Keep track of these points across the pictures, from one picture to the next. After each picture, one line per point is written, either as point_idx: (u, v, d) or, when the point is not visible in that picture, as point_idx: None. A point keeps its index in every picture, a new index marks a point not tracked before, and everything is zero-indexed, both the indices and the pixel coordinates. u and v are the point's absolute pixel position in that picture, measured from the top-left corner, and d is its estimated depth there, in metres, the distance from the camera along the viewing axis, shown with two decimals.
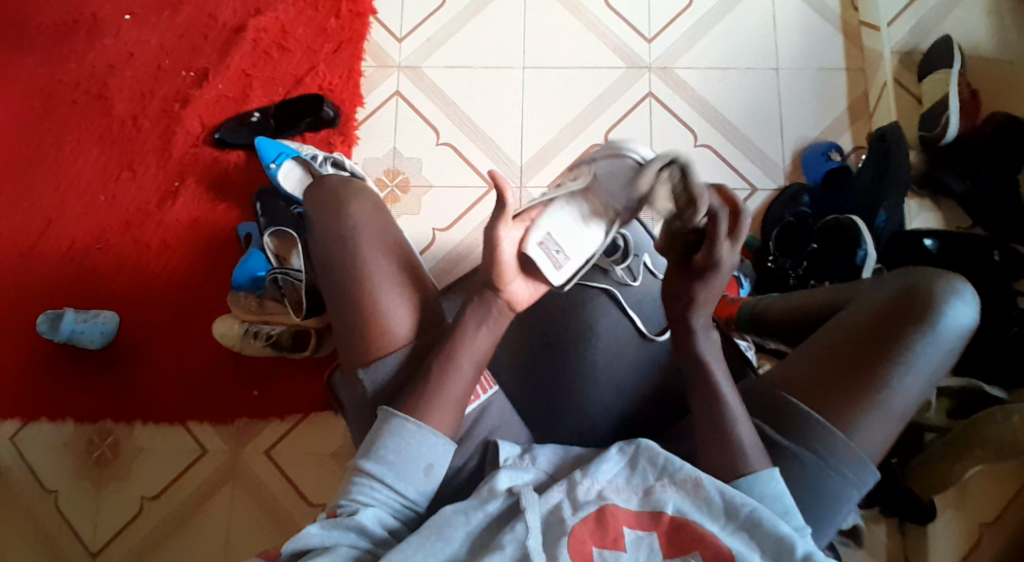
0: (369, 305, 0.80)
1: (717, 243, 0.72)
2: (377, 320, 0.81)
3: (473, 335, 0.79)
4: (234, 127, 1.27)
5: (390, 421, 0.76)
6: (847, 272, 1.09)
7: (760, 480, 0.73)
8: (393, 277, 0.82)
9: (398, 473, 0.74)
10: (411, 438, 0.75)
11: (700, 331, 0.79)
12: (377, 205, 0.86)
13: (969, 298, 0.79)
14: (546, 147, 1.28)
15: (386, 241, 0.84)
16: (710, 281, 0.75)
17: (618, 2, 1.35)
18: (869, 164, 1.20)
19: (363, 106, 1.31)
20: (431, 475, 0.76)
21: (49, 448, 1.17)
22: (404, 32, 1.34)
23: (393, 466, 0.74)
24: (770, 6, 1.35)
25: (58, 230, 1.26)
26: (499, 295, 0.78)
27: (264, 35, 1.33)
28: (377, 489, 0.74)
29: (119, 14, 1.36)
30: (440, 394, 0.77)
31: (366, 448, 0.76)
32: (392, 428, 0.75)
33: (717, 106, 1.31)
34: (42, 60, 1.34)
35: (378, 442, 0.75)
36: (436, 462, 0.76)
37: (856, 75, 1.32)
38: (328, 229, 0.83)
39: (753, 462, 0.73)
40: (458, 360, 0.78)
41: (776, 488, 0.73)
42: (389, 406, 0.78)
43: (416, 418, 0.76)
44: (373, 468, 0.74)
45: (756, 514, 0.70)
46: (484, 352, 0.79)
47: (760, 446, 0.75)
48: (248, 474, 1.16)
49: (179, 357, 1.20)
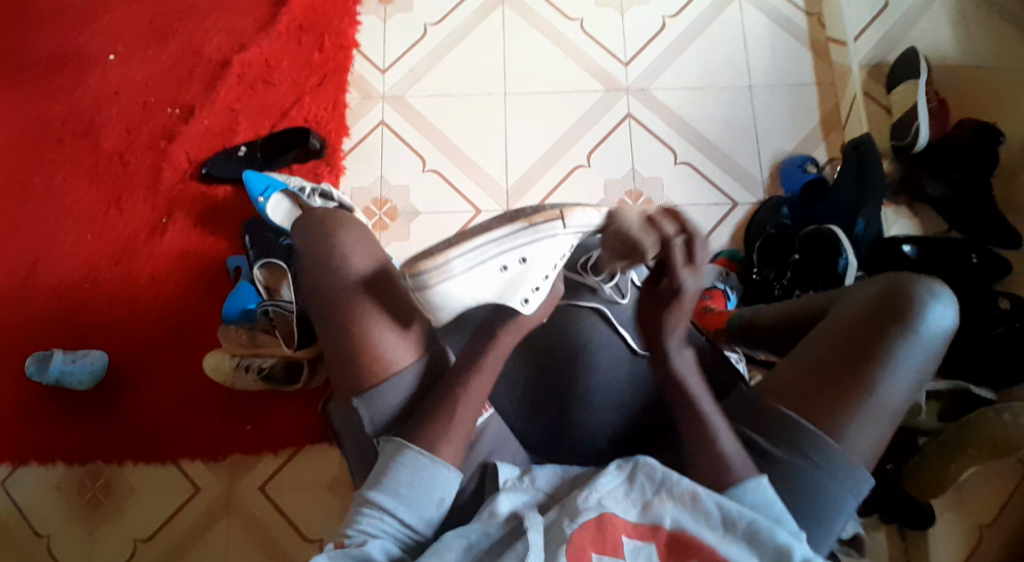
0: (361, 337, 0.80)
1: (677, 271, 0.77)
2: (373, 348, 0.80)
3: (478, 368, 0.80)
4: (221, 161, 1.28)
5: (402, 454, 0.76)
6: (829, 282, 1.12)
7: (749, 488, 0.73)
8: (384, 310, 0.81)
9: (409, 506, 0.75)
10: (424, 472, 0.76)
11: (674, 352, 0.81)
12: (367, 239, 0.86)
13: (949, 300, 0.80)
14: (531, 170, 1.30)
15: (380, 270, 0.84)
16: (678, 308, 0.80)
17: (595, 27, 1.39)
18: (846, 172, 1.23)
19: (348, 136, 1.32)
20: (441, 508, 0.76)
21: (37, 491, 1.15)
22: (387, 63, 1.37)
23: (405, 500, 0.75)
24: (741, 25, 1.39)
25: (45, 269, 1.25)
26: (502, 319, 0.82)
27: (248, 70, 1.35)
28: (385, 521, 0.74)
29: (103, 54, 1.37)
30: (450, 424, 0.77)
31: (375, 480, 0.76)
32: (405, 460, 0.76)
33: (694, 123, 1.34)
34: (26, 101, 1.34)
35: (389, 474, 0.75)
36: (447, 494, 0.76)
37: (828, 89, 1.35)
38: (318, 266, 0.83)
39: (738, 470, 0.74)
40: (467, 394, 0.78)
41: (765, 495, 0.73)
42: (399, 437, 0.78)
43: (429, 451, 0.76)
44: (384, 501, 0.74)
45: (754, 526, 0.71)
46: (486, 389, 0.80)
47: (743, 456, 0.76)
48: (242, 509, 1.14)
49: (170, 395, 1.19)
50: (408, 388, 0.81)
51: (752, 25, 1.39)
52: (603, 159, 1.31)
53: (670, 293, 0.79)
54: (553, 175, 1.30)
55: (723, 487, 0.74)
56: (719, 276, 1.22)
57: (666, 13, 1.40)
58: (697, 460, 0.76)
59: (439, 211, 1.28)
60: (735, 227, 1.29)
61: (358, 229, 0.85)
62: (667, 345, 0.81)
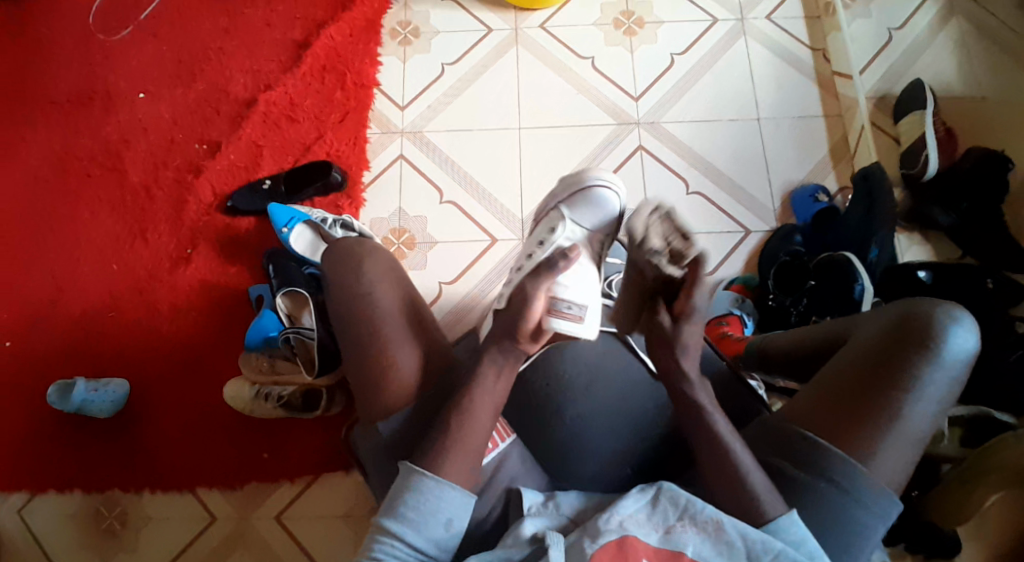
0: (389, 356, 0.81)
1: (695, 289, 0.80)
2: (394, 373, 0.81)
3: (493, 382, 0.80)
4: (247, 194, 1.32)
5: (412, 478, 0.75)
6: (847, 307, 1.10)
7: (782, 525, 0.73)
8: (406, 333, 0.83)
9: (418, 531, 0.73)
10: (432, 496, 0.74)
11: (698, 382, 0.81)
12: (394, 268, 0.88)
13: (967, 324, 0.81)
14: (545, 200, 1.33)
15: (405, 300, 0.86)
16: (687, 328, 0.82)
17: (606, 65, 1.43)
18: (857, 202, 1.25)
19: (369, 169, 1.36)
20: (450, 530, 0.75)
21: (54, 521, 1.15)
22: (406, 101, 1.41)
23: (415, 525, 0.73)
24: (748, 61, 1.43)
25: (71, 298, 1.27)
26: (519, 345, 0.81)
27: (272, 108, 1.39)
28: (396, 546, 0.73)
29: (133, 93, 1.42)
30: (460, 451, 0.76)
31: (389, 507, 0.75)
32: (416, 487, 0.74)
33: (704, 154, 1.37)
34: (58, 138, 1.39)
35: (403, 500, 0.74)
36: (456, 517, 0.75)
37: (835, 120, 1.38)
38: (346, 289, 0.85)
39: (770, 509, 0.73)
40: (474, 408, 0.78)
41: (797, 532, 0.73)
42: (409, 462, 0.77)
43: (433, 472, 0.75)
44: (396, 527, 0.73)
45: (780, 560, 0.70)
46: (495, 404, 0.79)
47: (772, 489, 0.75)
48: (258, 540, 1.14)
49: (189, 425, 1.19)
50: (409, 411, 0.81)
51: (759, 61, 1.43)
52: None
53: (681, 311, 0.82)
54: None
55: (747, 509, 0.73)
56: (735, 303, 1.24)
57: (674, 50, 1.44)
58: (725, 478, 0.75)
59: (457, 240, 1.30)
60: (750, 253, 1.30)
61: (387, 260, 0.87)
62: (684, 366, 0.81)
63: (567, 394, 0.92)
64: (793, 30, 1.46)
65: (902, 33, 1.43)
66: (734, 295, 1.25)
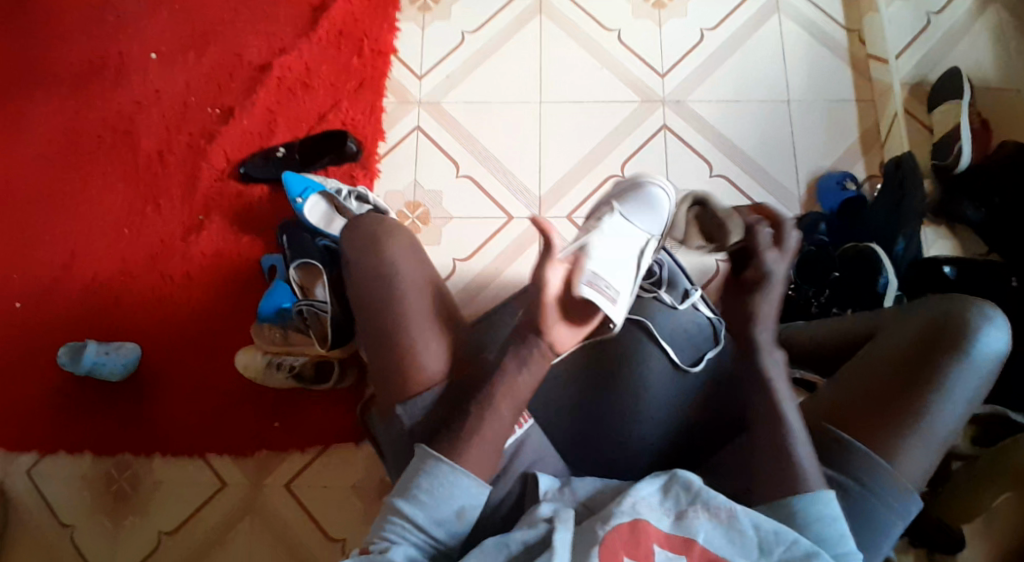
0: (405, 347, 0.80)
1: (761, 252, 0.85)
2: (412, 360, 0.80)
3: (515, 376, 0.78)
4: (261, 163, 1.29)
5: (427, 460, 0.74)
6: (870, 302, 1.10)
7: (817, 499, 0.71)
8: (428, 320, 0.81)
9: (429, 513, 0.73)
10: (445, 480, 0.73)
11: (765, 348, 0.82)
12: (416, 256, 0.86)
13: (1000, 324, 0.80)
14: (563, 179, 1.30)
15: (421, 283, 0.84)
16: (766, 293, 0.84)
17: (631, 37, 1.39)
18: (886, 193, 1.21)
19: (384, 140, 1.33)
20: (461, 518, 0.74)
21: (65, 483, 1.16)
22: (424, 69, 1.38)
23: (426, 507, 0.73)
24: (780, 41, 1.38)
25: (83, 261, 1.27)
26: (541, 339, 0.79)
27: (287, 73, 1.36)
28: (407, 528, 0.72)
29: (145, 53, 1.39)
30: (471, 446, 0.75)
31: (402, 488, 0.74)
32: (429, 469, 0.74)
33: (731, 137, 1.33)
34: (69, 98, 1.37)
35: (415, 482, 0.74)
36: (468, 505, 0.74)
37: (867, 106, 1.34)
38: (368, 274, 0.83)
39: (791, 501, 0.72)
40: (496, 406, 0.77)
41: (832, 509, 0.71)
42: (426, 445, 0.77)
43: (450, 459, 0.74)
44: (407, 509, 0.73)
45: (792, 552, 0.68)
46: (524, 398, 0.78)
47: (817, 466, 0.74)
48: (268, 508, 1.14)
49: (200, 394, 1.19)
50: (432, 405, 0.79)
51: (791, 42, 1.38)
52: (637, 170, 1.31)
53: (754, 281, 0.85)
54: (586, 184, 1.29)
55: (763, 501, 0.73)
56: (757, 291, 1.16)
57: (703, 26, 1.39)
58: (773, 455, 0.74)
59: (473, 217, 1.28)
60: None
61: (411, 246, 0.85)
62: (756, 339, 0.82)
63: (593, 386, 0.91)
64: (827, 10, 1.40)
65: (941, 17, 1.38)
66: None
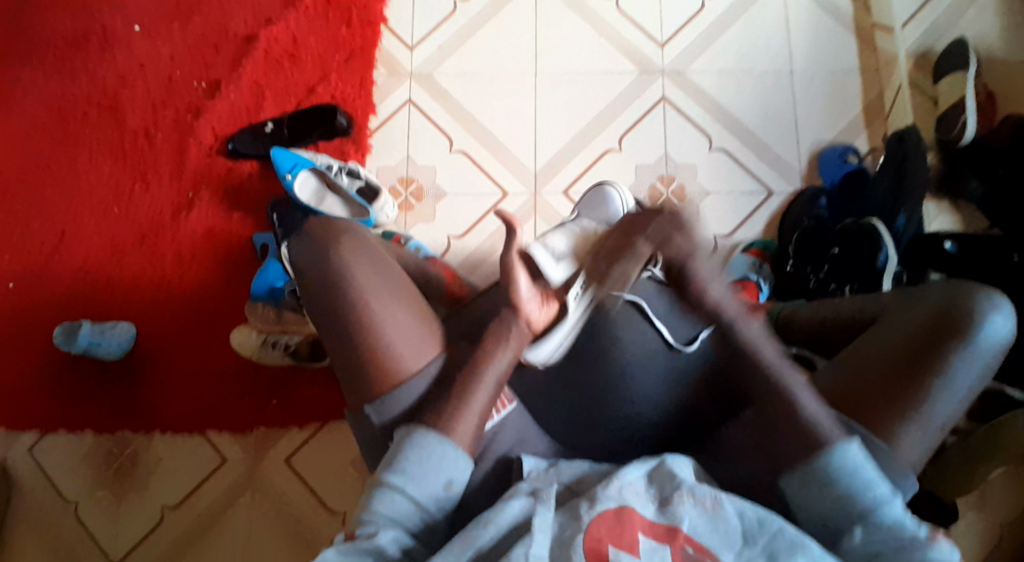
0: (381, 352, 0.78)
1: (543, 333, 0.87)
2: (390, 361, 0.78)
3: (498, 352, 0.81)
4: (249, 139, 1.28)
5: (411, 434, 0.75)
6: (869, 280, 1.07)
7: (833, 456, 0.71)
8: (403, 320, 0.80)
9: (418, 484, 0.72)
10: (431, 451, 0.74)
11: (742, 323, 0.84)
12: (374, 256, 0.83)
13: (1006, 311, 0.79)
14: (558, 154, 1.28)
15: (390, 285, 0.82)
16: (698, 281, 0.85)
17: (629, 5, 1.35)
18: (888, 165, 1.16)
19: (375, 114, 1.30)
20: (448, 491, 0.74)
21: (65, 461, 1.17)
22: (415, 40, 1.34)
23: (413, 479, 0.73)
24: (781, 8, 1.34)
25: (74, 240, 1.26)
26: (518, 317, 0.85)
27: (275, 44, 1.33)
28: (396, 500, 0.71)
29: (130, 26, 1.36)
30: (461, 417, 0.76)
31: (387, 463, 0.74)
32: (415, 440, 0.74)
33: (729, 109, 1.30)
34: (54, 73, 1.34)
35: (400, 457, 0.74)
36: (456, 478, 0.74)
37: (870, 76, 1.31)
38: (330, 281, 0.80)
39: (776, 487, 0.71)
40: (483, 379, 0.79)
41: (851, 460, 0.71)
42: (408, 424, 0.77)
43: (438, 430, 0.75)
44: (394, 481, 0.72)
45: (773, 543, 0.68)
46: (505, 370, 0.81)
47: (832, 418, 0.75)
48: (267, 483, 1.15)
49: (193, 373, 1.20)
50: (416, 396, 0.79)
51: (793, 10, 1.34)
52: (634, 144, 1.28)
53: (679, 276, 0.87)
54: (582, 159, 1.28)
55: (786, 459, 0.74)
56: (752, 268, 1.18)
57: None
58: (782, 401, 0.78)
59: (468, 193, 1.26)
60: (772, 214, 1.26)
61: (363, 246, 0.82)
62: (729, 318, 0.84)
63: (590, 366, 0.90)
64: None
65: None
66: (751, 259, 1.19)
